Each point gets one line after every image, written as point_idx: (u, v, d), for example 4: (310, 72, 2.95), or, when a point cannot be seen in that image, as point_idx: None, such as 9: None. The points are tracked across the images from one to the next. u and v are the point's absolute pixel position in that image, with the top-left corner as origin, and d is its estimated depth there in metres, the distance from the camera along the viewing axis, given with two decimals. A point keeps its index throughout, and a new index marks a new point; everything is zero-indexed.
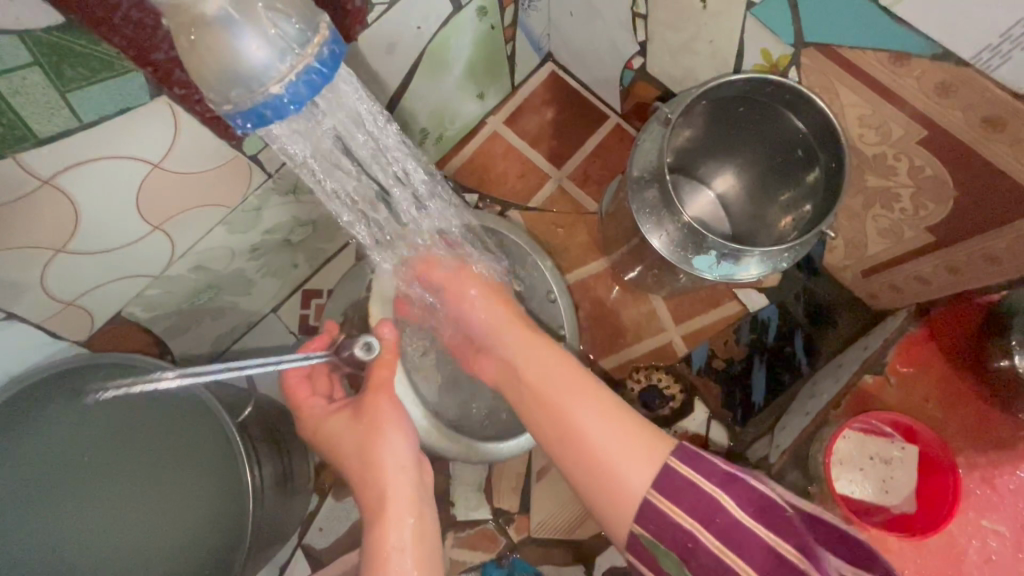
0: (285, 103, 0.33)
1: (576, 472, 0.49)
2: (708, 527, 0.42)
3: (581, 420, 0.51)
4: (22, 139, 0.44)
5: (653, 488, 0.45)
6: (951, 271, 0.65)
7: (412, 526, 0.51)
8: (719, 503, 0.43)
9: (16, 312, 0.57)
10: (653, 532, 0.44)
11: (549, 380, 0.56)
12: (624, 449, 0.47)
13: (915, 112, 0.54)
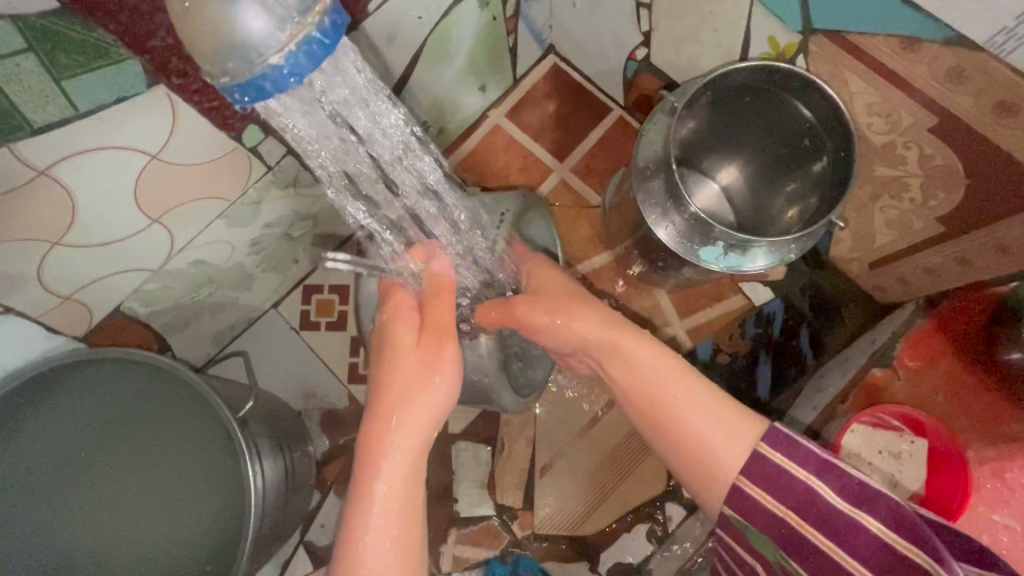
0: (285, 74, 0.33)
1: (672, 458, 0.52)
2: (803, 518, 0.44)
3: (678, 396, 0.52)
4: (17, 128, 0.43)
5: (743, 475, 0.47)
6: (960, 262, 0.64)
7: (394, 477, 0.49)
8: (814, 494, 0.44)
9: (13, 306, 0.56)
10: (750, 518, 0.47)
11: (637, 359, 0.56)
12: (723, 426, 0.49)
13: (926, 99, 0.53)
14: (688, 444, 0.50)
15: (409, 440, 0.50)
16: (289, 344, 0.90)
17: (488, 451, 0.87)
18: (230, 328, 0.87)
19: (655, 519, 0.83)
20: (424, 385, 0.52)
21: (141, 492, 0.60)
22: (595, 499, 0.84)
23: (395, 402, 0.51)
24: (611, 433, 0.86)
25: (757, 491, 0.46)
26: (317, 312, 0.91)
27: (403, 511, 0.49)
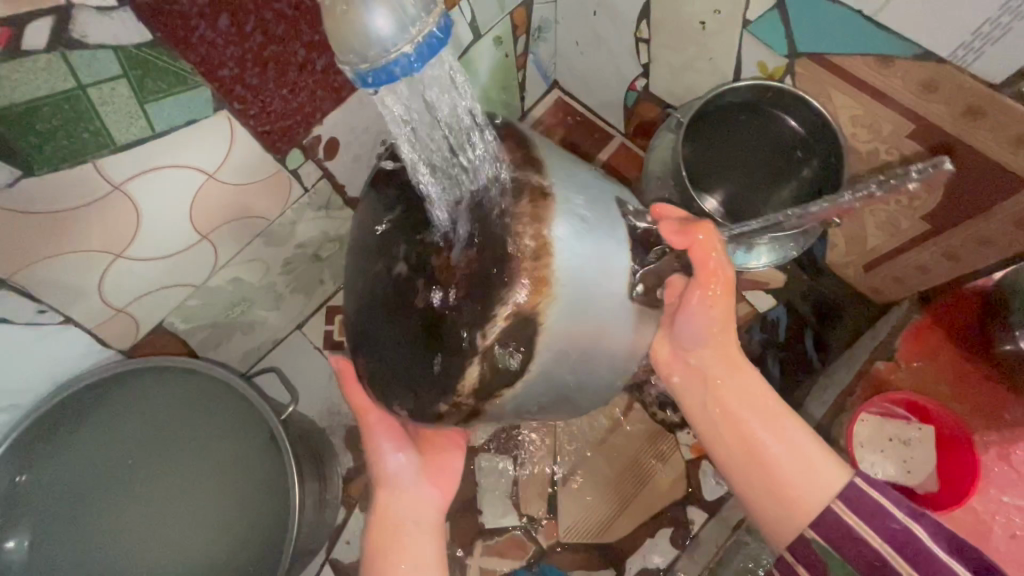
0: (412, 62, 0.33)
1: (753, 488, 0.51)
2: (899, 554, 0.45)
3: (774, 444, 0.51)
4: (103, 146, 0.48)
5: (837, 500, 0.48)
6: (949, 257, 0.69)
7: (406, 563, 0.54)
8: (911, 535, 0.45)
9: (73, 317, 0.60)
10: (832, 543, 0.47)
11: (739, 390, 0.53)
12: (809, 476, 0.49)
13: (902, 109, 0.59)
14: (772, 483, 0.50)
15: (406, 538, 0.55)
16: (314, 363, 0.92)
17: (510, 462, 0.88)
18: (257, 348, 0.89)
19: (678, 523, 0.85)
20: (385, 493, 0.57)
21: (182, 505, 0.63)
22: (618, 505, 0.86)
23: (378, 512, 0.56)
24: (631, 438, 0.88)
25: (848, 518, 0.47)
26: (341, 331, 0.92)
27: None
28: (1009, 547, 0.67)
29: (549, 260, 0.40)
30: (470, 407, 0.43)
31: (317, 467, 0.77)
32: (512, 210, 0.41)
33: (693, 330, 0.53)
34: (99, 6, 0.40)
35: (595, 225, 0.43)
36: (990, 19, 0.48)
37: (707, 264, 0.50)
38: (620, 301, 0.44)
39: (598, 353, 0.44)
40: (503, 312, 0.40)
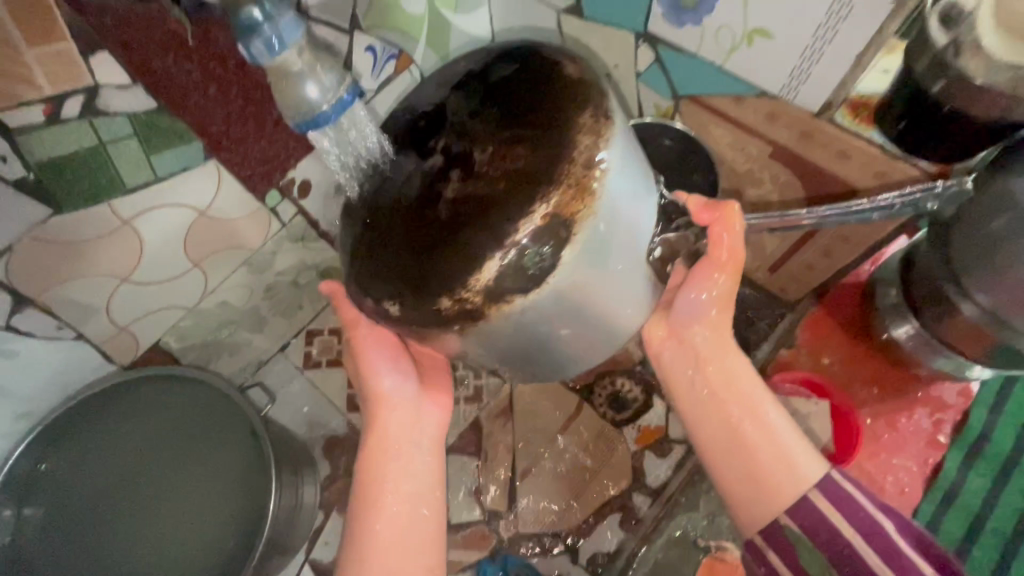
0: (331, 113, 0.41)
1: (730, 471, 0.58)
2: (870, 544, 0.50)
3: (754, 430, 0.58)
4: (116, 189, 0.61)
5: (813, 488, 0.54)
6: (825, 253, 0.83)
7: (398, 473, 0.61)
8: (879, 527, 0.50)
9: (85, 333, 0.71)
10: (806, 530, 0.53)
11: (730, 374, 0.60)
12: (786, 465, 0.56)
13: (761, 135, 0.74)
14: (751, 469, 0.57)
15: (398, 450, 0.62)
16: (296, 382, 1.01)
17: (475, 461, 0.98)
18: (244, 368, 0.99)
19: (626, 509, 0.94)
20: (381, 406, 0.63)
21: (173, 500, 0.74)
22: (572, 495, 0.95)
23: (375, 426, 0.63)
24: (581, 434, 0.98)
25: (825, 507, 0.53)
26: (319, 351, 1.01)
27: (402, 500, 0.60)
28: (899, 502, 0.77)
29: (601, 175, 0.43)
30: (476, 306, 0.43)
31: (293, 468, 0.86)
32: (579, 123, 0.44)
33: (691, 308, 0.60)
34: (119, 84, 0.54)
35: (637, 170, 0.46)
36: (796, 66, 0.63)
37: (720, 248, 0.59)
38: (637, 243, 0.47)
39: (603, 288, 0.46)
40: (541, 210, 0.42)
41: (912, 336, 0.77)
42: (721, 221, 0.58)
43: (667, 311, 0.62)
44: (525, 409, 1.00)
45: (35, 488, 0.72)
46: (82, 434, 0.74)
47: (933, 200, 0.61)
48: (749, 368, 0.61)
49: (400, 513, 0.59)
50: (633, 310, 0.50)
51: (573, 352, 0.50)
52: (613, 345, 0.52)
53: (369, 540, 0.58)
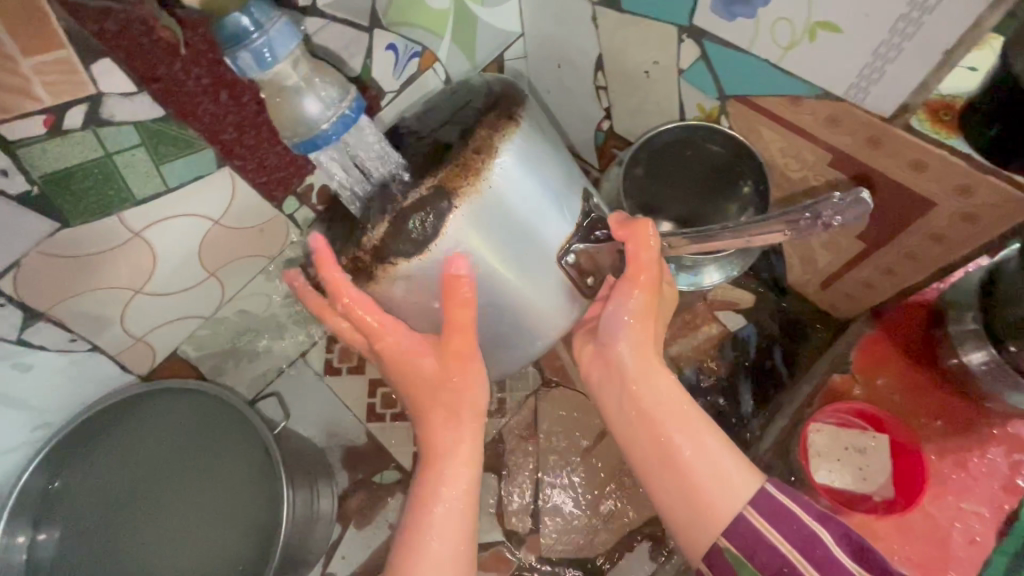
0: (331, 135, 0.43)
1: (668, 499, 0.50)
2: (806, 560, 0.43)
3: (691, 455, 0.49)
4: (125, 200, 0.58)
5: (748, 505, 0.46)
6: (887, 271, 0.75)
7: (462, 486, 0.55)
8: (818, 538, 0.44)
9: (99, 344, 0.70)
10: (744, 551, 0.46)
11: (657, 395, 0.53)
12: (723, 485, 0.47)
13: (819, 141, 0.66)
14: (683, 489, 0.49)
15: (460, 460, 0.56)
16: (316, 391, 0.99)
17: (495, 479, 0.93)
18: (263, 375, 0.97)
19: (656, 537, 0.88)
20: (455, 393, 0.55)
21: (194, 517, 0.74)
22: (598, 520, 0.90)
23: (447, 418, 0.56)
24: (609, 455, 0.93)
25: (762, 524, 0.45)
26: (340, 359, 0.99)
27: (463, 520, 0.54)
28: (969, 553, 0.69)
29: (489, 161, 0.46)
30: (365, 265, 0.47)
31: (311, 482, 0.84)
32: (486, 120, 0.47)
33: (616, 324, 0.55)
34: (123, 92, 0.51)
35: (543, 170, 0.49)
36: (867, 63, 0.55)
37: (640, 264, 0.54)
38: (530, 233, 0.49)
39: (486, 270, 0.48)
40: (427, 184, 0.45)
41: (987, 363, 0.67)
42: (640, 238, 0.53)
43: (595, 334, 0.59)
44: (549, 424, 0.95)
45: (51, 504, 0.72)
46: (101, 444, 0.73)
47: (836, 214, 0.51)
48: (677, 388, 0.53)
49: (459, 533, 0.54)
50: (539, 306, 0.52)
51: (473, 339, 0.53)
52: (519, 339, 0.54)
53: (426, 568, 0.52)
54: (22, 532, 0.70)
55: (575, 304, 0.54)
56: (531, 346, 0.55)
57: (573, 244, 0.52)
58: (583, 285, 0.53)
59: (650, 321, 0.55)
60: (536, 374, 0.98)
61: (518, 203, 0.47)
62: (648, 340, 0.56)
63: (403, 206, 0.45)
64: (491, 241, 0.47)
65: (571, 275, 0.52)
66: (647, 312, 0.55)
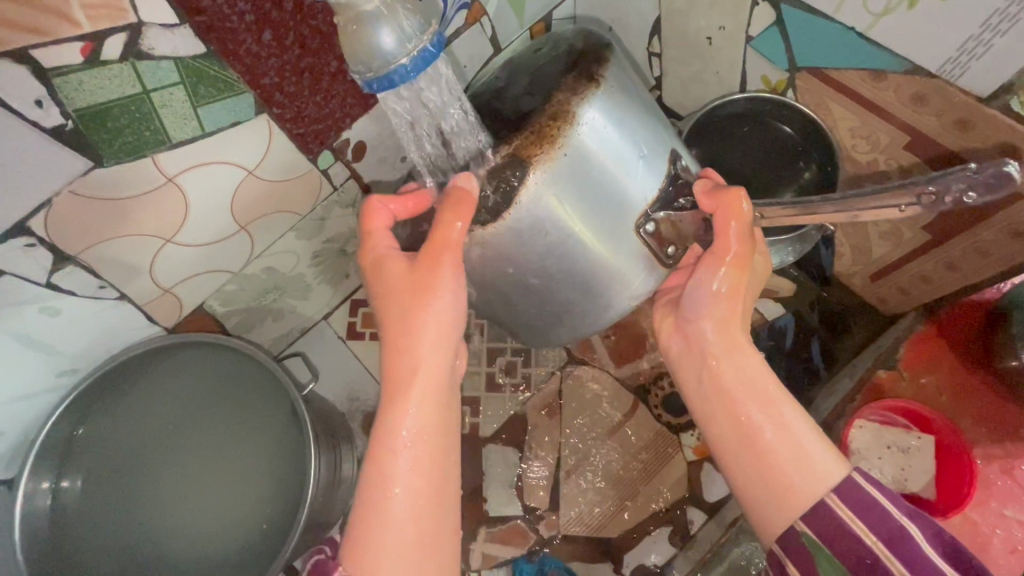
0: (409, 71, 0.39)
1: (743, 479, 0.49)
2: (895, 553, 0.41)
3: (772, 437, 0.47)
4: (160, 142, 0.55)
5: (831, 491, 0.44)
6: (950, 267, 0.71)
7: (419, 425, 0.51)
8: (908, 533, 0.41)
9: (128, 293, 0.68)
10: (822, 537, 0.43)
11: (740, 371, 0.51)
12: (804, 468, 0.45)
13: (898, 122, 0.62)
14: (760, 468, 0.47)
15: (425, 397, 0.51)
16: (338, 353, 0.97)
17: (517, 454, 0.92)
18: (287, 334, 0.95)
19: (677, 522, 0.87)
20: (422, 310, 0.50)
21: (200, 470, 0.73)
22: (619, 501, 0.89)
23: (409, 349, 0.51)
24: (635, 436, 0.91)
25: (845, 511, 0.43)
26: (363, 323, 0.97)
27: (422, 467, 0.50)
28: (1010, 562, 0.67)
29: (570, 123, 0.45)
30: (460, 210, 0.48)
31: (334, 445, 0.83)
32: (574, 80, 0.46)
33: (697, 301, 0.54)
34: (164, 24, 0.47)
35: (628, 134, 0.48)
36: (972, 36, 0.51)
37: (728, 238, 0.52)
38: (612, 197, 0.48)
39: (564, 232, 0.48)
40: (505, 148, 0.46)
41: None
42: (732, 206, 0.50)
43: (675, 304, 0.57)
44: (575, 402, 0.93)
45: (74, 452, 0.71)
46: (127, 393, 0.72)
47: (966, 190, 0.42)
48: (763, 364, 0.51)
49: (421, 485, 0.49)
50: (616, 273, 0.52)
51: (547, 301, 0.53)
52: (594, 305, 0.54)
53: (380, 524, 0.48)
54: (46, 478, 0.69)
55: (654, 274, 0.53)
56: (605, 311, 0.55)
57: (655, 210, 0.51)
58: (662, 255, 0.53)
59: (738, 294, 0.53)
60: (563, 351, 0.95)
61: (599, 168, 0.47)
62: (733, 317, 0.53)
63: (485, 170, 0.46)
64: (571, 208, 0.47)
65: (649, 242, 0.51)
66: (735, 286, 0.53)
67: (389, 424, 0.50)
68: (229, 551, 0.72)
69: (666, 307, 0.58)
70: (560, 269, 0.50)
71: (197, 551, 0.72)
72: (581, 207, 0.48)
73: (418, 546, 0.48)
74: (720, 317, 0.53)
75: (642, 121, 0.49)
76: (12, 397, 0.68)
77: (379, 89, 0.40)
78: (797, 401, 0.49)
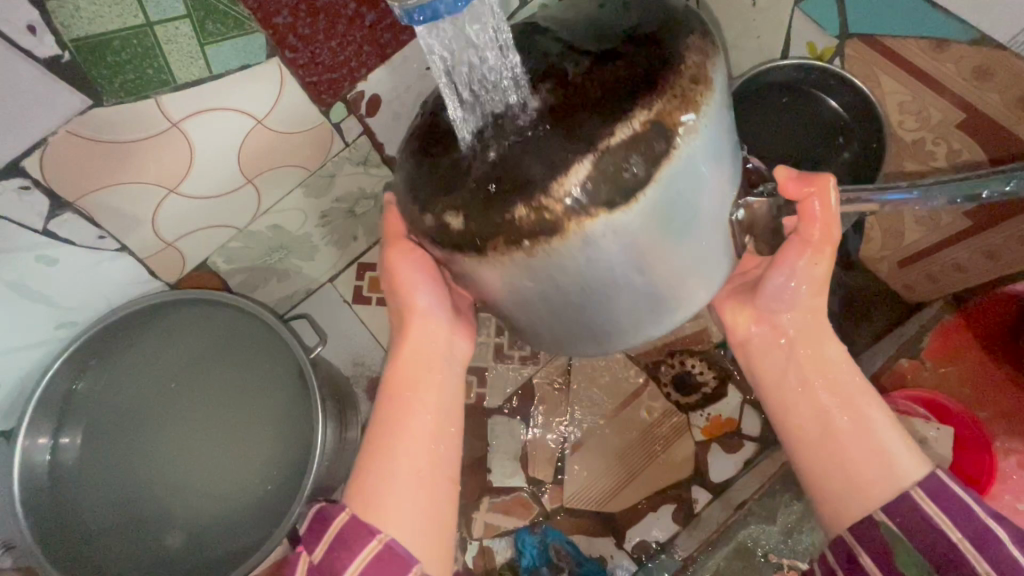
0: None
1: (826, 478, 0.47)
2: (982, 553, 0.40)
3: (854, 431, 0.46)
4: (165, 83, 0.51)
5: (918, 486, 0.44)
6: (989, 255, 0.68)
7: (430, 412, 0.52)
8: (996, 537, 0.41)
9: (128, 245, 0.65)
10: (909, 532, 0.43)
11: (827, 362, 0.50)
12: (885, 466, 0.45)
13: (954, 97, 0.59)
14: (840, 463, 0.46)
15: (427, 399, 0.52)
16: (344, 317, 0.95)
17: (524, 427, 0.91)
18: (291, 296, 0.92)
19: (682, 500, 0.87)
20: (430, 323, 0.54)
21: (209, 433, 0.72)
22: (624, 477, 0.88)
23: (412, 361, 0.54)
24: (643, 414, 0.90)
25: (933, 508, 0.43)
26: (369, 288, 0.94)
27: (425, 455, 0.50)
28: None
29: (691, 111, 0.38)
30: (553, 219, 0.38)
31: (342, 412, 0.82)
32: (676, 73, 0.39)
33: (781, 289, 0.51)
34: None
35: (724, 135, 0.42)
36: None
37: (812, 224, 0.49)
38: (712, 196, 0.42)
39: (663, 240, 0.41)
40: (592, 155, 0.37)
41: None
42: (823, 186, 0.48)
43: (750, 292, 0.53)
44: (584, 378, 0.91)
45: (73, 406, 0.69)
46: (129, 349, 0.71)
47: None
48: (845, 354, 0.51)
49: (423, 465, 0.50)
50: (697, 281, 0.45)
51: (598, 330, 0.46)
52: (665, 318, 0.46)
53: (382, 500, 0.48)
54: (45, 434, 0.68)
55: (727, 264, 0.48)
56: (674, 321, 0.47)
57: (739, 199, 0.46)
58: (739, 245, 0.48)
59: (823, 279, 0.51)
60: None
61: (705, 168, 0.41)
62: (802, 311, 0.52)
63: (588, 159, 0.37)
64: (676, 213, 0.41)
65: (735, 232, 0.46)
66: (821, 277, 0.51)
67: (387, 421, 0.51)
68: (247, 511, 0.70)
69: (741, 298, 0.54)
70: (642, 286, 0.43)
71: (214, 512, 0.71)
72: (686, 211, 0.41)
73: (422, 517, 0.48)
74: (794, 300, 0.51)
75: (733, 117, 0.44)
76: (6, 347, 0.66)
77: (423, 21, 0.37)
78: (880, 397, 0.48)
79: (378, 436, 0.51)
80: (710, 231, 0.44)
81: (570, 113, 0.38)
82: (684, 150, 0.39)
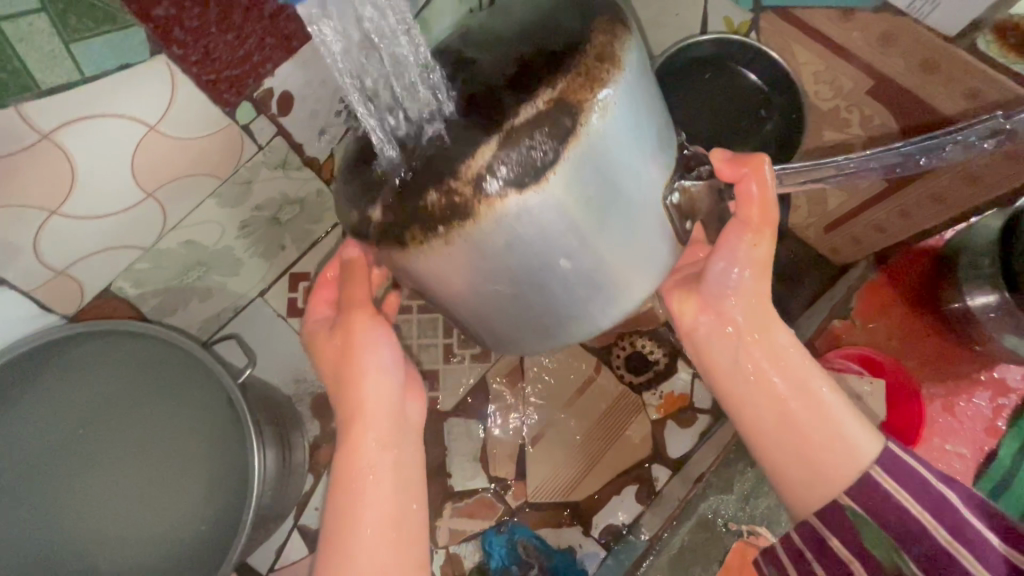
0: None
1: (781, 462, 0.49)
2: (939, 521, 0.42)
3: (811, 416, 0.48)
4: (25, 89, 0.44)
5: (875, 464, 0.45)
6: (903, 215, 0.72)
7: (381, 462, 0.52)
8: (947, 501, 0.43)
9: (6, 279, 0.58)
10: (870, 511, 0.45)
11: (775, 347, 0.50)
12: (843, 447, 0.47)
13: (863, 65, 0.61)
14: (801, 449, 0.48)
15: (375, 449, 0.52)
16: (280, 333, 0.89)
17: (481, 426, 0.88)
18: (216, 316, 0.85)
19: (643, 479, 0.87)
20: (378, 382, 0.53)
21: (151, 470, 0.66)
22: (587, 464, 0.88)
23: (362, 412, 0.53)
24: (599, 399, 0.89)
25: (888, 482, 0.44)
26: (304, 299, 0.88)
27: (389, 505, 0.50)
28: None
29: (598, 88, 0.38)
30: (465, 198, 0.38)
31: (284, 437, 0.77)
32: (577, 51, 0.38)
33: (724, 278, 0.51)
34: None
35: (643, 110, 0.41)
36: None
37: (751, 206, 0.49)
38: (637, 175, 0.41)
39: (586, 220, 0.40)
40: (498, 137, 0.37)
41: (991, 307, 0.70)
42: (756, 165, 0.48)
43: (695, 284, 0.54)
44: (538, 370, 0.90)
45: None
46: (20, 394, 0.63)
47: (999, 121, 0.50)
48: (793, 338, 0.51)
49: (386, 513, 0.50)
50: (635, 267, 0.44)
51: (542, 316, 0.44)
52: (603, 307, 0.45)
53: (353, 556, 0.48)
54: None
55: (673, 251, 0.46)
56: (616, 310, 0.45)
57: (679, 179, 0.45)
58: (682, 232, 0.47)
59: (763, 263, 0.51)
60: None
61: (624, 149, 0.40)
62: (746, 288, 0.51)
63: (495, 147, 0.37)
64: (597, 195, 0.39)
65: (673, 217, 0.45)
66: (765, 262, 0.51)
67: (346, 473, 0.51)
68: (167, 562, 0.64)
69: (686, 287, 0.54)
70: (568, 275, 0.42)
71: (146, 558, 0.64)
72: (608, 193, 0.40)
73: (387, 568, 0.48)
74: (738, 289, 0.51)
75: (657, 101, 0.43)
76: None
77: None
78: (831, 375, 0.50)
79: (342, 490, 0.51)
80: (641, 215, 0.42)
81: (489, 107, 0.38)
82: (595, 129, 0.38)
